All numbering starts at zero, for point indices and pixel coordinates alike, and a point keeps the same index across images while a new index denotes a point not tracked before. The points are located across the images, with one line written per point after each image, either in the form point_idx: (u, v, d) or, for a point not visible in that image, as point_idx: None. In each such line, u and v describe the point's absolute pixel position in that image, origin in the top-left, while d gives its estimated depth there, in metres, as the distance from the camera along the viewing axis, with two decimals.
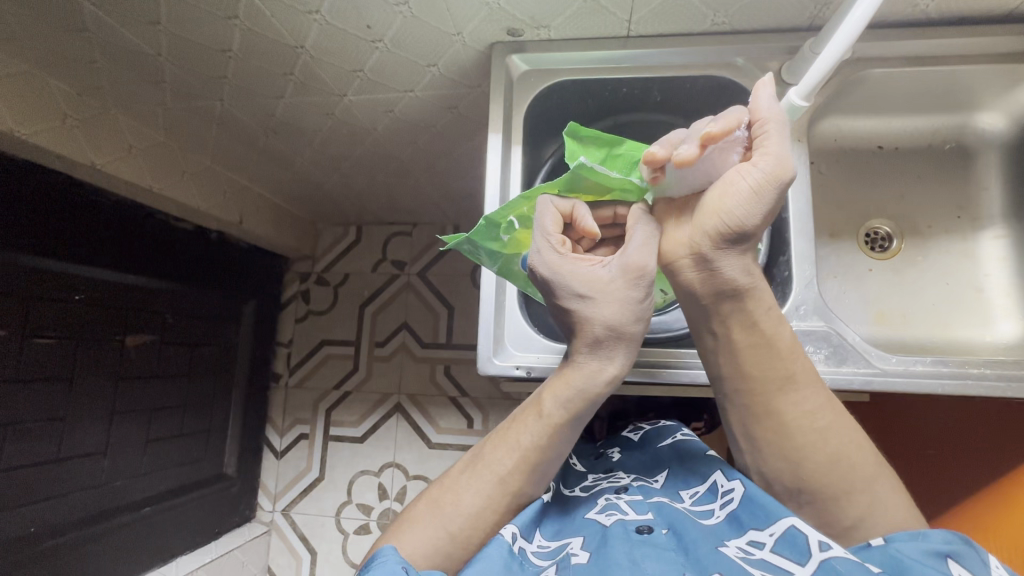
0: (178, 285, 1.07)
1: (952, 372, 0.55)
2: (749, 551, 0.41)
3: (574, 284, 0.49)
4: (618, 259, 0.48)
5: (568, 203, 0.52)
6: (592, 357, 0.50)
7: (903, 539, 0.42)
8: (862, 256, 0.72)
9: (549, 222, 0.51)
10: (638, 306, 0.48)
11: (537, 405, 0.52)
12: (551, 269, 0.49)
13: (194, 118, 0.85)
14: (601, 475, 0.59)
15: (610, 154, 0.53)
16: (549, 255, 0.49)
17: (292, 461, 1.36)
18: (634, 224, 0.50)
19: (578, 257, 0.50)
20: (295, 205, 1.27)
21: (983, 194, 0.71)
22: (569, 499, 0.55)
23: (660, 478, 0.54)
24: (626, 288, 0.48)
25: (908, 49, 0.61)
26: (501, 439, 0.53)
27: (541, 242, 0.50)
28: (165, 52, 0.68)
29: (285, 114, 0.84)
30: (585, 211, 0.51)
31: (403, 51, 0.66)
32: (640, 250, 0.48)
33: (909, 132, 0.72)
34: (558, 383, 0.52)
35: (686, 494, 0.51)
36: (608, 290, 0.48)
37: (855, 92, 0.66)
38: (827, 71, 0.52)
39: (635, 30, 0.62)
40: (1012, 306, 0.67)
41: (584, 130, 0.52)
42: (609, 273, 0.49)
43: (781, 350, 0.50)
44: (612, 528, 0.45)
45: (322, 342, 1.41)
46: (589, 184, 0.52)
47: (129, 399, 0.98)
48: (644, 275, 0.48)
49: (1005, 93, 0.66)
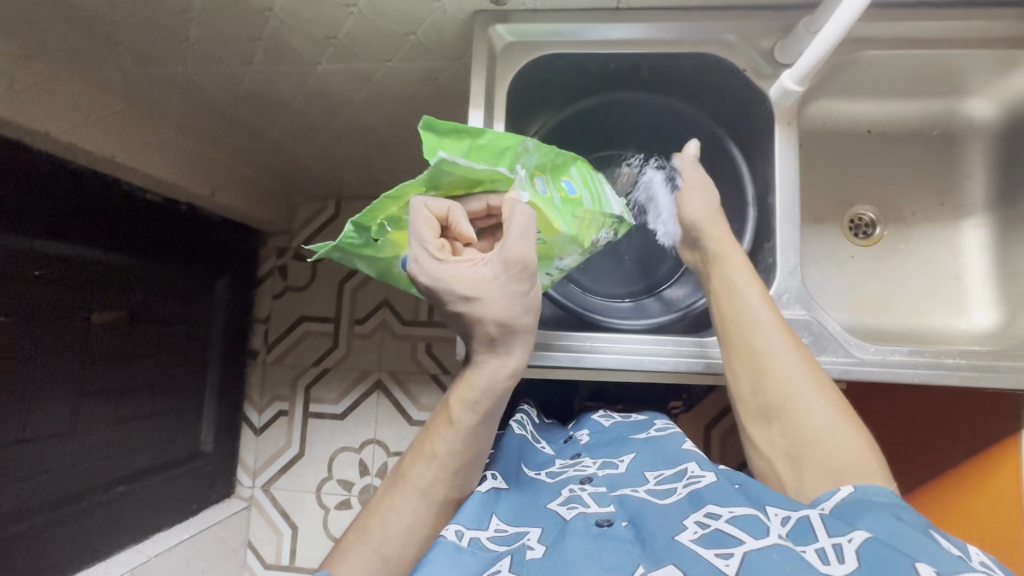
0: (145, 261, 1.02)
1: (927, 361, 0.55)
2: (704, 524, 0.41)
3: (456, 288, 0.47)
4: (496, 254, 0.47)
5: (443, 206, 0.51)
6: (490, 356, 0.50)
7: (884, 502, 0.40)
8: (845, 242, 0.72)
9: (425, 227, 0.49)
10: (525, 298, 0.48)
11: (446, 413, 0.51)
12: (433, 276, 0.48)
13: (157, 84, 0.80)
14: (568, 461, 0.59)
15: (474, 146, 0.51)
16: (426, 262, 0.48)
17: (271, 438, 1.35)
18: (511, 213, 0.47)
19: (459, 260, 0.49)
20: (269, 176, 1.21)
21: (967, 181, 0.70)
22: (534, 483, 0.54)
23: (625, 461, 0.55)
24: (511, 283, 0.47)
25: (904, 31, 0.59)
26: (417, 453, 0.51)
27: (417, 251, 0.48)
28: (119, 12, 0.63)
29: (254, 82, 0.80)
30: (461, 213, 0.51)
31: (379, 18, 0.62)
32: (520, 243, 0.46)
33: (898, 116, 0.71)
34: (462, 387, 0.51)
35: (651, 475, 0.51)
36: (491, 289, 0.47)
37: (847, 74, 0.65)
38: (815, 60, 0.53)
39: (624, 3, 0.59)
40: (987, 295, 0.67)
41: (440, 123, 0.49)
42: (491, 272, 0.47)
43: (733, 304, 0.55)
44: (572, 523, 0.44)
45: (300, 318, 1.38)
46: (455, 179, 0.51)
47: (95, 378, 0.95)
48: (526, 267, 0.47)
49: (995, 80, 0.64)
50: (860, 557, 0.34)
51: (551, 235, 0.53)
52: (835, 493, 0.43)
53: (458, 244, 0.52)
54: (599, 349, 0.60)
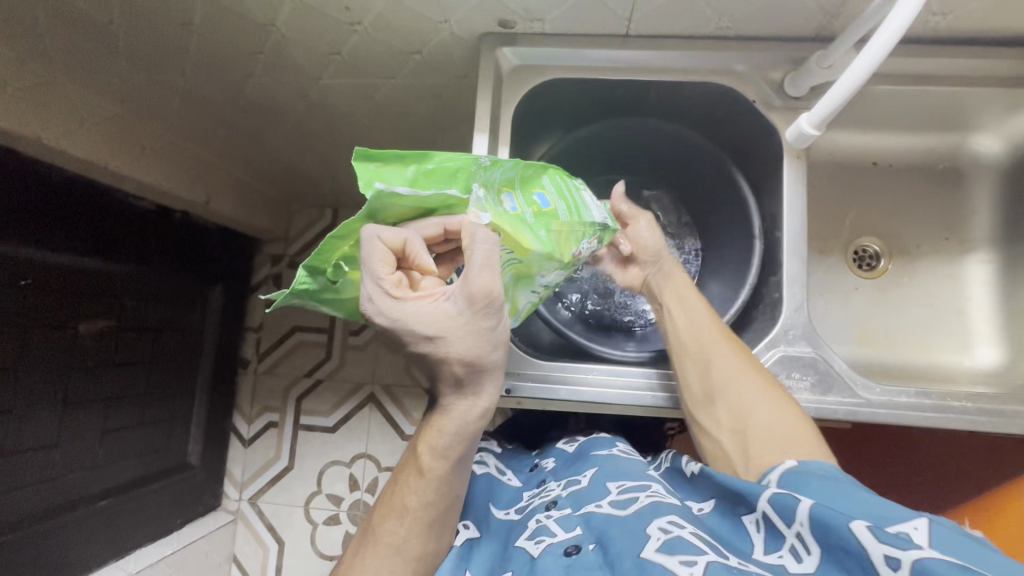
0: (137, 269, 1.00)
1: (933, 405, 0.54)
2: (668, 531, 0.43)
3: (418, 327, 0.42)
4: (460, 288, 0.43)
5: (398, 237, 0.45)
6: (459, 397, 0.46)
7: (823, 474, 0.43)
8: (850, 274, 0.71)
9: (379, 262, 0.43)
10: (493, 333, 0.44)
11: (415, 462, 0.49)
12: (391, 316, 0.42)
13: (157, 93, 0.78)
14: (534, 491, 0.59)
15: (422, 170, 0.47)
16: (384, 300, 0.43)
17: (260, 450, 1.33)
18: (471, 241, 0.43)
19: (418, 295, 0.43)
20: (266, 185, 1.20)
21: (972, 217, 0.70)
22: (502, 525, 0.56)
23: (588, 475, 0.55)
24: (477, 319, 0.43)
25: (914, 67, 0.59)
26: (389, 507, 0.50)
27: (372, 289, 0.43)
28: (120, 21, 0.62)
29: (256, 93, 0.78)
30: (419, 244, 0.45)
31: (384, 37, 0.61)
32: (484, 274, 0.42)
33: (906, 149, 0.71)
34: (431, 433, 0.48)
35: (614, 485, 0.52)
36: (456, 326, 0.42)
37: (856, 107, 0.64)
38: (836, 106, 0.52)
39: (634, 30, 0.59)
40: (993, 332, 0.67)
41: (375, 152, 0.44)
42: (455, 306, 0.43)
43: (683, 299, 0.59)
44: (542, 560, 0.46)
45: (294, 328, 1.36)
46: (404, 209, 0.47)
47: (83, 389, 0.92)
48: (492, 300, 0.42)
49: (1005, 117, 0.64)
50: (819, 539, 0.38)
51: (524, 255, 0.50)
52: (782, 466, 0.46)
53: (414, 275, 0.47)
54: (601, 383, 0.58)
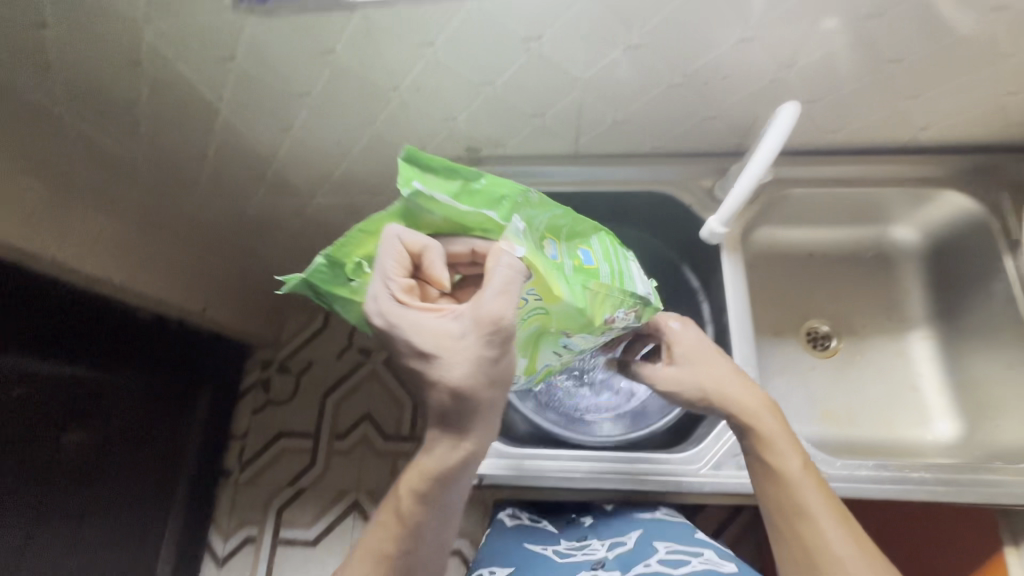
0: (128, 379, 1.02)
1: (892, 475, 0.56)
2: None
3: (417, 340, 0.39)
4: (469, 309, 0.39)
5: (418, 241, 0.43)
6: (442, 436, 0.44)
7: None
8: (806, 355, 0.75)
9: (392, 264, 0.42)
10: (494, 367, 0.40)
11: (397, 502, 0.47)
12: (393, 320, 0.40)
13: (166, 214, 0.87)
14: (575, 543, 0.59)
15: (466, 189, 0.45)
16: (388, 302, 0.40)
17: (234, 570, 1.25)
18: (494, 264, 0.40)
19: (425, 306, 0.41)
20: (262, 294, 1.26)
21: (907, 298, 0.76)
22: (541, 562, 0.55)
23: (633, 538, 0.58)
24: (479, 347, 0.39)
25: (822, 173, 0.69)
26: (366, 550, 0.48)
27: (379, 288, 0.41)
28: (142, 156, 0.72)
29: (255, 212, 0.88)
30: (437, 254, 0.43)
31: (370, 162, 0.72)
32: (499, 299, 0.39)
33: (836, 241, 0.79)
34: (414, 473, 0.47)
35: (661, 547, 0.55)
36: (456, 349, 0.39)
37: (781, 208, 0.73)
38: (737, 206, 0.61)
39: (582, 149, 0.69)
40: (947, 406, 0.70)
41: (425, 154, 0.43)
42: (461, 327, 0.39)
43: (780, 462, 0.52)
44: None
45: (278, 434, 1.35)
46: (437, 219, 0.44)
47: (56, 502, 0.89)
48: (499, 328, 0.39)
49: (912, 211, 0.73)
50: None
51: (552, 303, 0.46)
52: None
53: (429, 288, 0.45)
54: (571, 466, 0.60)
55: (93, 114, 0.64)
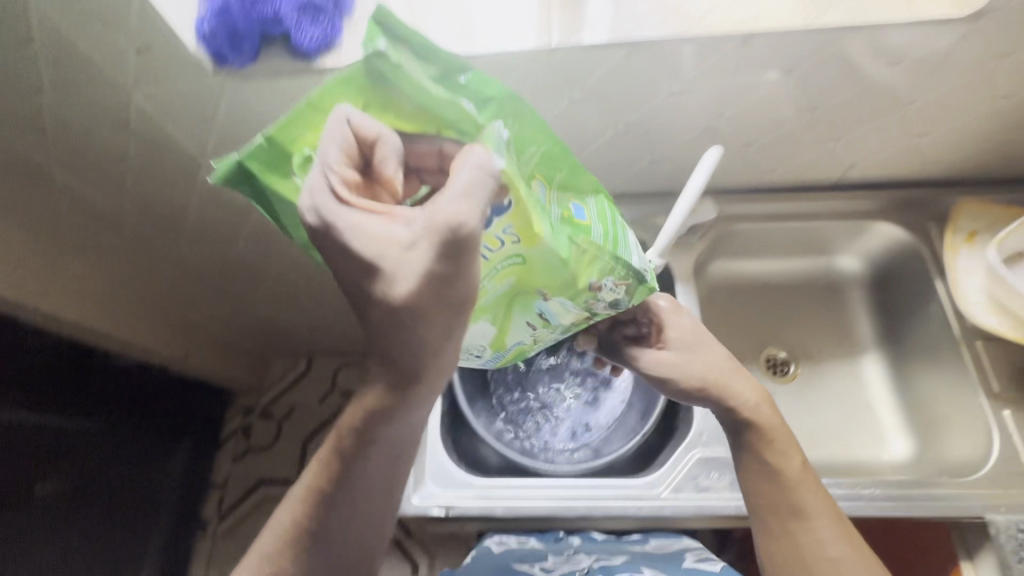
0: (106, 428, 1.02)
1: (845, 492, 0.58)
2: None
3: (357, 242, 0.34)
4: (423, 214, 0.34)
5: (371, 129, 0.36)
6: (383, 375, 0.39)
7: None
8: (767, 380, 0.78)
9: (335, 149, 0.34)
10: (449, 298, 0.35)
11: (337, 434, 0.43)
12: (330, 218, 0.34)
13: (149, 261, 0.90)
14: (562, 557, 0.59)
15: (446, 77, 0.37)
16: (327, 198, 0.34)
17: None
18: (458, 167, 0.35)
19: (372, 207, 0.35)
20: (246, 340, 1.27)
21: (857, 325, 0.81)
22: None
23: (621, 561, 0.57)
24: (427, 257, 0.34)
25: (765, 210, 0.75)
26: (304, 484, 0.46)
27: (317, 180, 0.35)
28: (129, 206, 0.76)
29: (235, 258, 0.91)
30: (393, 146, 0.36)
31: None
32: (459, 204, 0.33)
33: (789, 272, 0.83)
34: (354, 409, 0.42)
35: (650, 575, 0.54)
36: (402, 261, 0.34)
37: (733, 242, 0.78)
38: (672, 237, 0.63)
39: None
40: (901, 427, 0.74)
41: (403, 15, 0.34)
42: (410, 235, 0.34)
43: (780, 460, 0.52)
44: None
45: (259, 482, 1.32)
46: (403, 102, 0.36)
47: (26, 557, 0.88)
48: (453, 241, 0.33)
49: (854, 242, 0.78)
50: None
51: (530, 241, 0.41)
52: None
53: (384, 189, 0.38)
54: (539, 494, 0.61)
55: (83, 168, 0.68)
